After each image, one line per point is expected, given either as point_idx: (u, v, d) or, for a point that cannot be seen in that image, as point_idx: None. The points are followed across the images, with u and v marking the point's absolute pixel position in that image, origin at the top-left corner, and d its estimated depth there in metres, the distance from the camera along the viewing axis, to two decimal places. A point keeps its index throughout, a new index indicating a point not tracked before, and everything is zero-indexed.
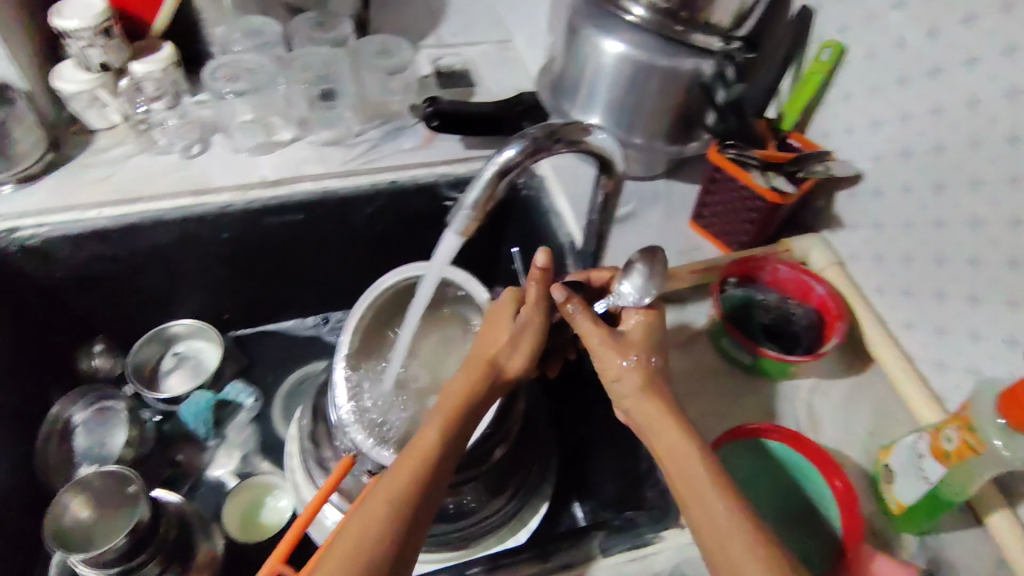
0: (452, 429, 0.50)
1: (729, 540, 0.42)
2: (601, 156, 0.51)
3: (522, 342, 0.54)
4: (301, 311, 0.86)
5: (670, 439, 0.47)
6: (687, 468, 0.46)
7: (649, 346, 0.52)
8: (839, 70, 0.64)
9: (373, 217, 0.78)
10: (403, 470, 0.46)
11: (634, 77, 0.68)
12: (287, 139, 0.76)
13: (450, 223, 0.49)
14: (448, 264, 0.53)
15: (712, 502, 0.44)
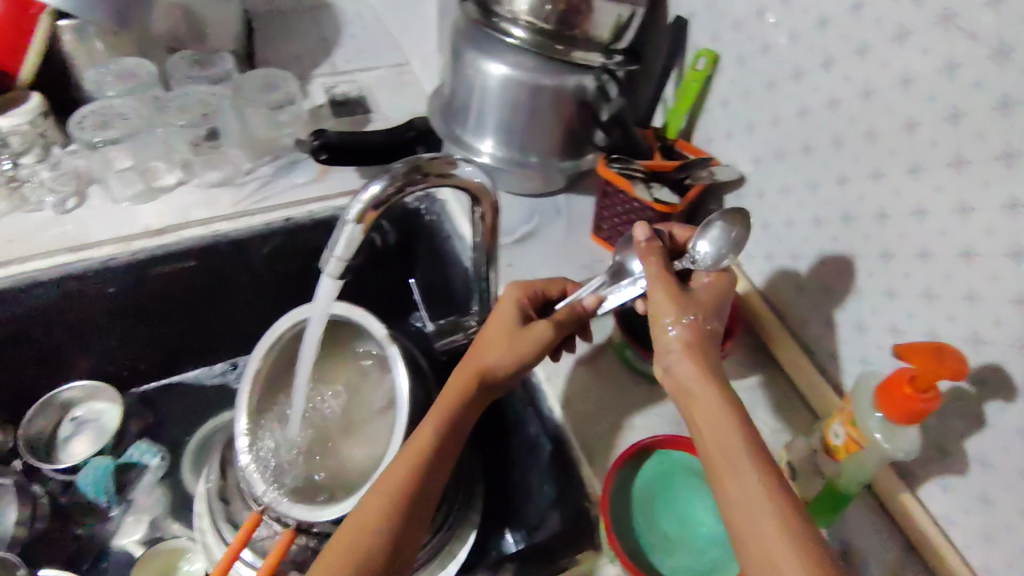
0: (446, 429, 0.50)
1: (759, 516, 0.39)
2: (475, 187, 0.50)
3: (524, 343, 0.53)
4: (206, 359, 0.82)
5: (707, 417, 0.44)
6: (724, 441, 0.42)
7: (705, 312, 0.48)
8: (715, 77, 0.65)
9: (271, 256, 0.74)
10: (401, 466, 0.48)
11: (520, 98, 0.67)
12: (171, 183, 0.73)
13: (322, 266, 0.49)
14: (331, 306, 0.52)
15: (743, 473, 0.41)
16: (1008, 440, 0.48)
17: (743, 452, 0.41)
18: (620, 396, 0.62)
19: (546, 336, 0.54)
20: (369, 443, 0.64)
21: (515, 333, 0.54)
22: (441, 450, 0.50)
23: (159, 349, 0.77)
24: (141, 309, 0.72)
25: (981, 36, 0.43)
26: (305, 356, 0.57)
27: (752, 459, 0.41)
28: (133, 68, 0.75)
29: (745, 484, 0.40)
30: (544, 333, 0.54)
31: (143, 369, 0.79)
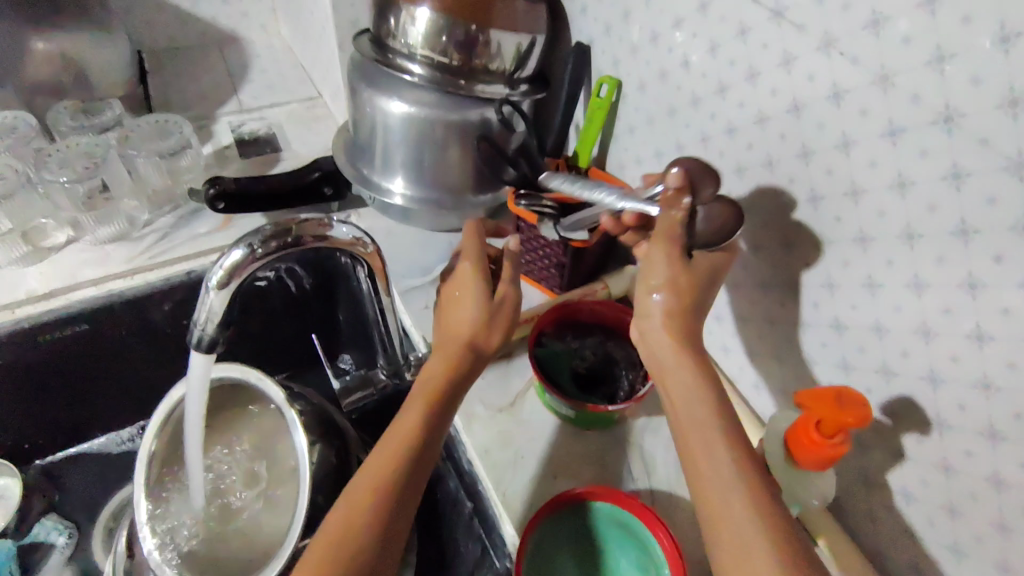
0: (439, 412, 0.47)
1: (729, 492, 0.37)
2: (354, 243, 0.47)
3: (502, 311, 0.51)
4: (112, 425, 0.77)
5: (683, 390, 0.42)
6: (693, 423, 0.40)
7: (703, 280, 0.44)
8: (621, 102, 0.64)
9: (174, 312, 0.70)
10: (389, 451, 0.44)
11: (423, 136, 0.65)
12: (61, 241, 0.69)
13: (189, 337, 0.45)
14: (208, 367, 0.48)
15: (715, 448, 0.39)
16: (926, 474, 0.46)
17: (716, 433, 0.39)
18: (542, 441, 0.59)
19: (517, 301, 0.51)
20: (276, 507, 0.60)
21: (491, 298, 0.50)
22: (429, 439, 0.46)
23: (60, 418, 0.72)
24: (35, 380, 0.67)
25: (862, 63, 0.41)
26: (192, 422, 0.54)
27: (723, 437, 0.39)
28: (11, 121, 0.70)
29: (716, 463, 0.38)
30: (512, 299, 0.51)
31: (47, 442, 0.74)
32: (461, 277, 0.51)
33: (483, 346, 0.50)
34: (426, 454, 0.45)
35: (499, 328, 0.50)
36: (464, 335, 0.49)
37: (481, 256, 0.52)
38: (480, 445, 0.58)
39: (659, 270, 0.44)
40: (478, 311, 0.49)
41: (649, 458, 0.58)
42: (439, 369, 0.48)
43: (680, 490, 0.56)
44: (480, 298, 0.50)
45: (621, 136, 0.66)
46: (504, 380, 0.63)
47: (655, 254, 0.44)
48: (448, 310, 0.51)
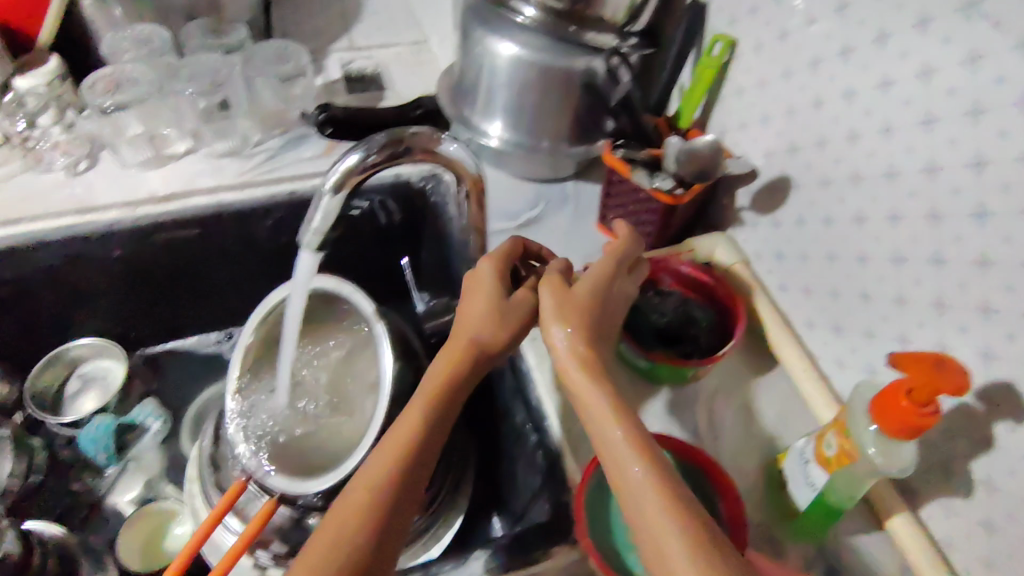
0: (436, 423, 0.46)
1: (666, 542, 0.36)
2: (457, 166, 0.49)
3: (513, 312, 0.50)
4: (204, 327, 0.83)
5: (621, 448, 0.40)
6: (621, 467, 0.40)
7: (597, 305, 0.48)
8: (731, 63, 0.63)
9: (275, 228, 0.75)
10: (382, 460, 0.44)
11: (529, 79, 0.66)
12: (180, 151, 0.74)
13: (302, 238, 0.48)
14: (311, 281, 0.52)
15: (643, 501, 0.38)
16: (1016, 466, 0.44)
17: (648, 486, 0.38)
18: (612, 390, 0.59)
19: (531, 309, 0.51)
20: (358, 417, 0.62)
21: (505, 300, 0.50)
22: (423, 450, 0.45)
23: (163, 312, 0.79)
24: (147, 272, 0.73)
25: (1006, 24, 0.39)
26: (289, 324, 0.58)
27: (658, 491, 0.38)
28: (148, 34, 0.77)
29: (656, 528, 0.36)
30: (530, 304, 0.51)
31: (149, 334, 0.80)
32: (478, 273, 0.51)
33: (491, 349, 0.49)
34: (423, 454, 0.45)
35: (507, 326, 0.49)
36: (471, 335, 0.49)
37: (503, 262, 0.52)
38: (550, 384, 0.59)
39: (546, 305, 0.48)
40: (489, 310, 0.49)
41: (717, 421, 0.58)
42: (437, 377, 0.48)
43: (744, 455, 0.56)
44: (490, 302, 0.50)
45: (728, 98, 0.64)
46: None
47: (552, 281, 0.49)
48: (461, 310, 0.51)
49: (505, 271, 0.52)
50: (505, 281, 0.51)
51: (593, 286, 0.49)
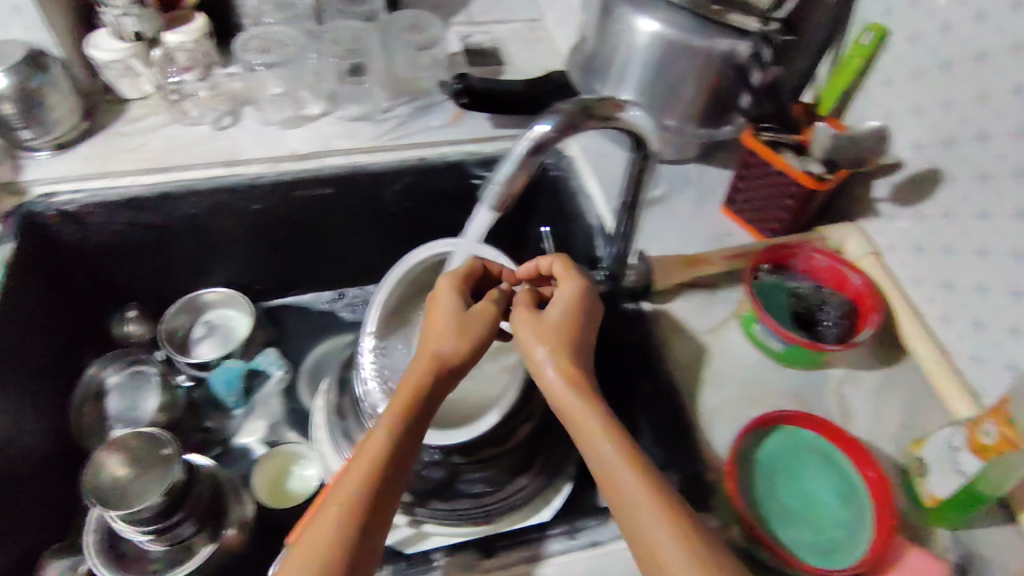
0: (406, 434, 0.47)
1: (664, 551, 0.40)
2: (637, 133, 0.49)
3: (473, 324, 0.53)
4: (320, 286, 0.88)
5: (613, 463, 0.44)
6: (615, 484, 0.43)
7: (569, 327, 0.52)
8: (881, 54, 0.63)
9: (401, 193, 0.78)
10: (359, 469, 0.45)
11: (668, 56, 0.67)
12: (316, 113, 0.78)
13: (483, 199, 0.49)
14: (479, 239, 0.53)
15: (638, 512, 0.42)
16: None
17: (641, 497, 0.42)
18: (742, 369, 0.61)
19: (487, 322, 0.54)
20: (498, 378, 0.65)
21: (465, 315, 0.54)
22: (396, 460, 0.46)
23: (285, 266, 0.83)
24: (280, 227, 0.78)
25: None
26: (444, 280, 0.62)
27: (650, 504, 0.42)
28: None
29: (653, 538, 0.41)
30: (486, 316, 0.54)
31: (270, 287, 0.85)
32: (437, 293, 0.55)
33: (452, 365, 0.51)
34: (396, 467, 0.46)
35: (469, 340, 0.52)
36: (433, 348, 0.51)
37: (458, 285, 0.56)
38: (682, 359, 0.62)
39: (521, 334, 0.52)
40: (448, 326, 0.53)
41: (848, 406, 0.59)
42: (403, 393, 0.49)
43: (876, 441, 0.57)
44: (450, 320, 0.53)
45: (873, 89, 0.65)
46: (704, 308, 0.65)
47: (522, 317, 0.53)
48: (427, 327, 0.54)
49: (464, 291, 0.56)
50: (461, 299, 0.55)
51: (565, 310, 0.52)
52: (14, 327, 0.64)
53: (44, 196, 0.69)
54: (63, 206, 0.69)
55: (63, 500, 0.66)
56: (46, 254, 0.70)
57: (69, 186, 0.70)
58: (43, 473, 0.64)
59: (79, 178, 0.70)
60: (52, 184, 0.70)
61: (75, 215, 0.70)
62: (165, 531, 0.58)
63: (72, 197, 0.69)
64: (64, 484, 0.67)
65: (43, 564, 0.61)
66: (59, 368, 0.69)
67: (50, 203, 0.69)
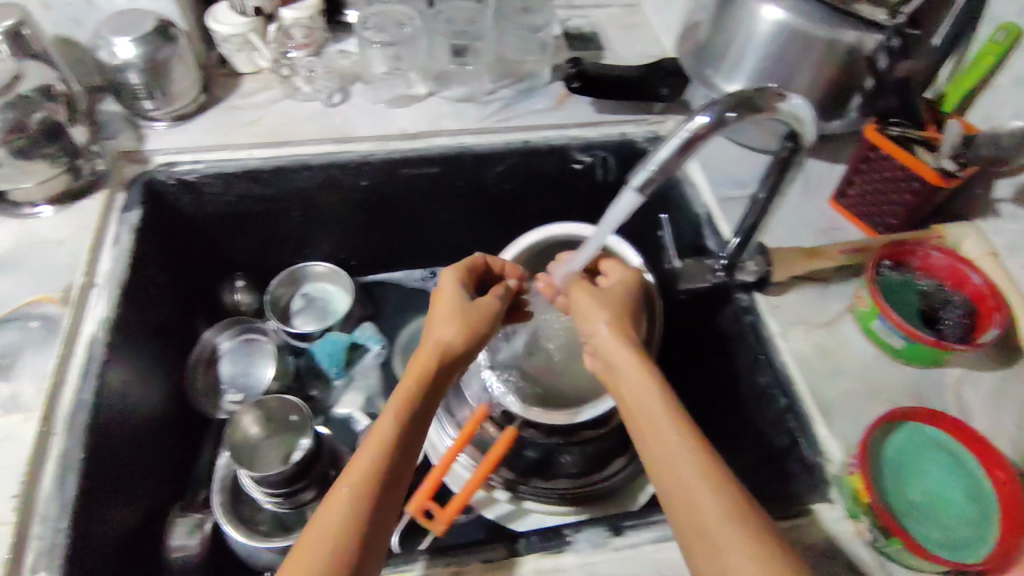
0: (411, 412, 0.51)
1: (691, 490, 0.42)
2: (794, 125, 0.49)
3: (474, 312, 0.59)
4: (412, 263, 0.90)
5: (653, 416, 0.47)
6: (651, 432, 0.47)
7: (620, 307, 0.58)
8: (1016, 52, 0.62)
9: (503, 174, 0.79)
10: (376, 439, 0.48)
11: (791, 46, 0.66)
12: (422, 93, 0.79)
13: (631, 181, 0.49)
14: (616, 226, 0.54)
15: (674, 453, 0.45)
16: None
17: (675, 439, 0.45)
18: (856, 364, 0.62)
19: (490, 313, 0.60)
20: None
21: (466, 305, 0.60)
22: (405, 437, 0.49)
23: (384, 242, 0.85)
24: (383, 203, 0.79)
25: None
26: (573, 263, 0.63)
27: (682, 446, 0.45)
28: None
29: (681, 481, 0.43)
30: (487, 307, 0.60)
31: (368, 262, 0.88)
32: (440, 291, 0.61)
33: (457, 349, 0.57)
34: (409, 436, 0.50)
35: (469, 325, 0.58)
36: (438, 335, 0.56)
37: (462, 282, 0.63)
38: (797, 351, 0.63)
39: (583, 303, 0.59)
40: (449, 316, 0.58)
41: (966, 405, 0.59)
42: (411, 374, 0.53)
43: (995, 442, 0.58)
44: (453, 309, 0.59)
45: (1003, 87, 0.64)
46: (816, 303, 0.66)
47: (576, 292, 0.60)
48: (430, 322, 0.59)
49: (466, 289, 0.63)
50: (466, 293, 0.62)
51: (613, 292, 0.60)
52: (144, 294, 0.66)
53: (166, 165, 0.70)
54: (183, 175, 0.70)
55: (184, 459, 0.69)
56: (168, 223, 0.71)
57: (189, 157, 0.71)
58: (163, 433, 0.66)
59: (197, 150, 0.71)
60: (173, 155, 0.70)
61: (193, 184, 0.71)
62: (291, 496, 0.61)
63: (192, 168, 0.70)
64: (180, 446, 0.68)
65: (171, 522, 0.63)
66: (179, 334, 0.72)
67: (172, 172, 0.70)
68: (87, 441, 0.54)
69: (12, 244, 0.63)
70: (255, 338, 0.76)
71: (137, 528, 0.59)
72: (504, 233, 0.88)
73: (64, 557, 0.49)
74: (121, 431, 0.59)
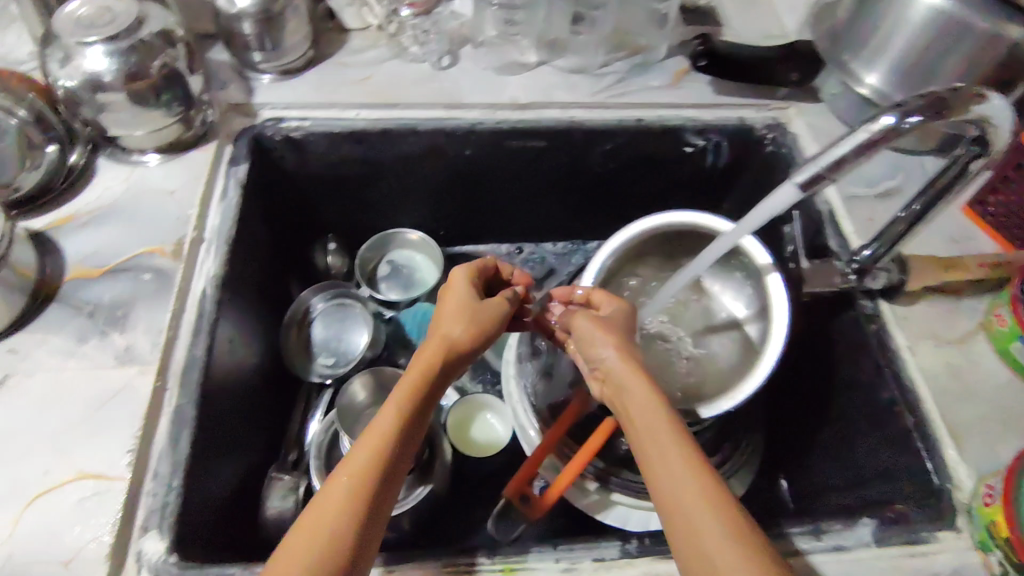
0: (413, 412, 0.46)
1: (705, 533, 0.39)
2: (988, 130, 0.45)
3: (483, 313, 0.54)
4: (500, 237, 0.88)
5: (663, 443, 0.44)
6: (662, 461, 0.43)
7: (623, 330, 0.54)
8: None
9: (610, 153, 0.75)
10: (371, 440, 0.43)
11: (945, 36, 0.61)
12: (533, 62, 0.75)
13: (793, 175, 0.47)
14: (763, 224, 0.50)
15: (686, 489, 0.41)
16: None
17: (686, 471, 0.42)
18: (991, 387, 0.58)
19: (499, 315, 0.56)
20: (724, 353, 0.65)
21: (475, 303, 0.55)
22: (403, 440, 0.45)
23: (475, 215, 0.83)
24: (483, 173, 0.76)
25: None
26: (698, 264, 0.57)
27: (696, 480, 0.41)
28: None
29: (695, 521, 0.39)
30: (497, 309, 0.56)
31: (456, 234, 0.86)
32: (450, 286, 0.57)
33: (464, 347, 0.52)
34: (408, 439, 0.45)
35: (477, 323, 0.54)
36: (443, 333, 0.52)
37: (472, 279, 0.58)
38: (925, 368, 0.59)
39: (586, 329, 0.54)
40: (457, 314, 0.54)
41: None
42: (412, 372, 0.48)
43: None
44: (461, 306, 0.55)
45: None
46: (946, 317, 0.62)
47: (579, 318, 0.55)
48: (438, 320, 0.55)
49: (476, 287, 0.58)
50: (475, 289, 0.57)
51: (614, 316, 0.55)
52: (248, 251, 0.65)
53: (273, 120, 0.68)
54: (290, 132, 0.68)
55: (276, 418, 0.69)
56: (270, 179, 0.70)
57: (296, 113, 0.69)
58: (262, 392, 0.66)
59: (304, 106, 0.69)
60: (281, 110, 0.69)
61: (299, 142, 0.69)
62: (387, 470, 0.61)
63: (299, 124, 0.68)
64: (274, 405, 0.69)
65: (269, 480, 0.63)
66: (274, 293, 0.71)
67: (279, 128, 0.68)
68: (199, 399, 0.53)
69: (122, 191, 0.62)
70: (350, 303, 0.75)
71: (236, 487, 0.59)
72: (598, 214, 0.85)
73: (178, 515, 0.49)
74: (226, 389, 0.59)
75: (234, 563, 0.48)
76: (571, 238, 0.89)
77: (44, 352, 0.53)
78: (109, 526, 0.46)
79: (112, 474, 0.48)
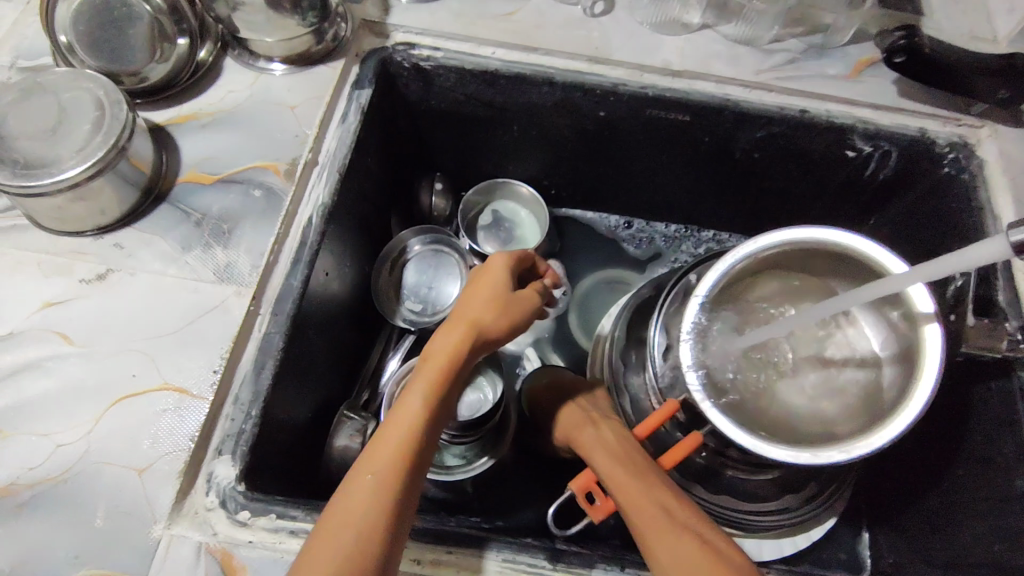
0: (437, 405, 0.43)
1: None
2: None
3: (515, 303, 0.49)
4: (611, 207, 0.82)
5: (667, 521, 0.43)
6: (666, 537, 0.42)
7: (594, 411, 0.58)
8: None
9: (760, 142, 0.67)
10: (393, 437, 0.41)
11: None
12: (696, 24, 0.67)
13: (1010, 230, 0.38)
14: (953, 272, 0.42)
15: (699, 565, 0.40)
16: None
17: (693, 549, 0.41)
18: None
19: (531, 304, 0.50)
20: (839, 395, 0.57)
21: (508, 292, 0.49)
22: (424, 441, 0.42)
23: (591, 179, 0.77)
24: (610, 137, 0.70)
25: None
26: (853, 299, 0.50)
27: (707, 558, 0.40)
28: None
29: None
30: (530, 300, 0.50)
31: (567, 196, 0.82)
32: (486, 266, 0.51)
33: (493, 335, 0.46)
34: (429, 440, 0.42)
35: (508, 314, 0.48)
36: (470, 316, 0.46)
37: (510, 262, 0.52)
38: None
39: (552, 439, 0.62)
40: (488, 298, 0.48)
41: None
42: (437, 360, 0.44)
43: None
44: (495, 292, 0.48)
45: None
46: None
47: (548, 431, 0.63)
48: (462, 298, 0.49)
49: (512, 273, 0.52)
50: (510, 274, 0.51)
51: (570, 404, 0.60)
52: (356, 182, 0.62)
53: (406, 45, 0.63)
54: (420, 60, 0.63)
55: (356, 352, 0.68)
56: (390, 105, 0.66)
57: (430, 41, 0.64)
58: (345, 325, 0.65)
59: (439, 35, 0.64)
60: (415, 35, 0.64)
61: (427, 72, 0.64)
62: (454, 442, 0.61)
63: (430, 54, 0.63)
64: (355, 337, 0.68)
65: (339, 420, 0.63)
66: (374, 226, 0.69)
67: (410, 54, 0.63)
68: (288, 329, 0.52)
69: (244, 98, 0.59)
70: (446, 252, 0.72)
71: (309, 417, 0.59)
72: (723, 203, 0.77)
73: (251, 443, 0.48)
74: (314, 321, 0.57)
75: (297, 504, 0.47)
76: (686, 222, 0.82)
77: (149, 253, 0.52)
78: (188, 442, 0.46)
79: (196, 391, 0.48)
